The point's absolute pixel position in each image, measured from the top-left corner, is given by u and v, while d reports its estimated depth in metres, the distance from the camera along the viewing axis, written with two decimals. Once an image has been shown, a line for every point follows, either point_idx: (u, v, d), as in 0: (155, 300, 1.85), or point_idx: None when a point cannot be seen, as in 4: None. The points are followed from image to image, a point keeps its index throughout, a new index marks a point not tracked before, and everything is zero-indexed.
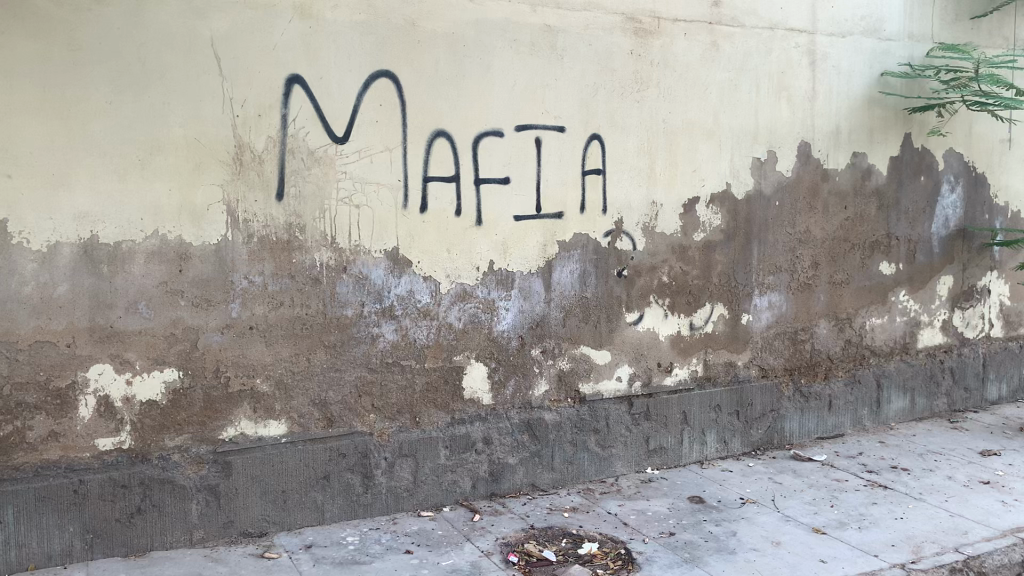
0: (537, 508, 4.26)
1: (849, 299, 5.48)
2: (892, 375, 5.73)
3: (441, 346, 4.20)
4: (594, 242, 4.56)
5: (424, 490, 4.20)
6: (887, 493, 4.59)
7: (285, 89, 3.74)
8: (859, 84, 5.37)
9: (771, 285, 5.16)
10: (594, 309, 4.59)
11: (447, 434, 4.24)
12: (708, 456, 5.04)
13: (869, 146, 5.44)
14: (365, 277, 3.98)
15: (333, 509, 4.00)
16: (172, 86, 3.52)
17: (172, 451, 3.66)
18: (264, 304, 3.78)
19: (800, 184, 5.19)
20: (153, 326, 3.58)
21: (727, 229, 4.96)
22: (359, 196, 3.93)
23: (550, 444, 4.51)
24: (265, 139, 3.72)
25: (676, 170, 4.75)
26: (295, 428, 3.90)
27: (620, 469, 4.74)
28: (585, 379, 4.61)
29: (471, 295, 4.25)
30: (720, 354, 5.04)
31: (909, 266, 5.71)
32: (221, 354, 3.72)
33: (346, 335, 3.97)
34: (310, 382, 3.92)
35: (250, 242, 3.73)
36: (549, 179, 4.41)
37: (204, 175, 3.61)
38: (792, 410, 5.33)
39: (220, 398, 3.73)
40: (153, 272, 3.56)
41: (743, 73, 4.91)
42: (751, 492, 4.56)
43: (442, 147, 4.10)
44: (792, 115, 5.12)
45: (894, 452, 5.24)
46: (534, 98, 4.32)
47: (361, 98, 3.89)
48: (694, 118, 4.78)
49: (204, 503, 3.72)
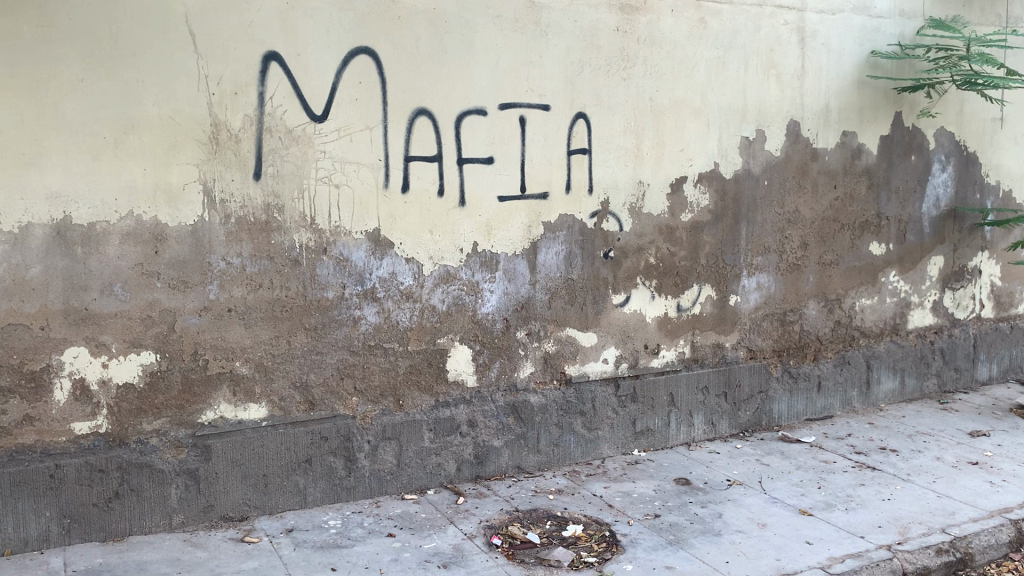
0: (522, 491, 4.22)
1: (838, 280, 5.44)
2: (881, 356, 5.70)
3: (424, 329, 4.15)
4: (580, 222, 4.50)
5: (408, 473, 4.16)
6: (875, 474, 4.56)
7: (263, 66, 3.67)
8: (849, 62, 5.30)
9: (760, 266, 5.12)
10: (579, 290, 4.54)
11: (431, 417, 4.20)
12: (695, 438, 5.01)
13: (859, 126, 5.38)
14: (346, 259, 3.93)
15: (315, 492, 3.96)
16: (145, 63, 3.45)
17: (149, 435, 3.62)
18: (243, 285, 3.73)
19: (789, 163, 5.13)
20: (129, 308, 3.52)
21: (716, 209, 4.91)
22: (339, 176, 3.86)
23: (536, 427, 4.47)
24: (242, 117, 3.65)
25: (663, 149, 4.69)
26: (276, 412, 3.86)
27: (607, 451, 4.71)
28: (571, 361, 4.57)
29: (455, 277, 4.20)
30: (708, 336, 5.00)
31: (900, 246, 5.67)
32: (199, 337, 3.66)
33: (327, 317, 3.92)
34: (290, 364, 3.87)
35: (227, 222, 3.67)
36: (534, 158, 4.34)
37: (180, 154, 3.55)
38: (781, 392, 5.30)
39: (198, 381, 3.68)
40: (129, 254, 3.50)
41: (731, 51, 4.84)
42: (738, 474, 4.53)
43: (424, 127, 4.03)
44: (781, 93, 5.06)
45: (883, 433, 5.21)
46: (518, 76, 4.25)
47: (340, 75, 3.83)
48: (681, 97, 4.71)
49: (184, 487, 3.68)
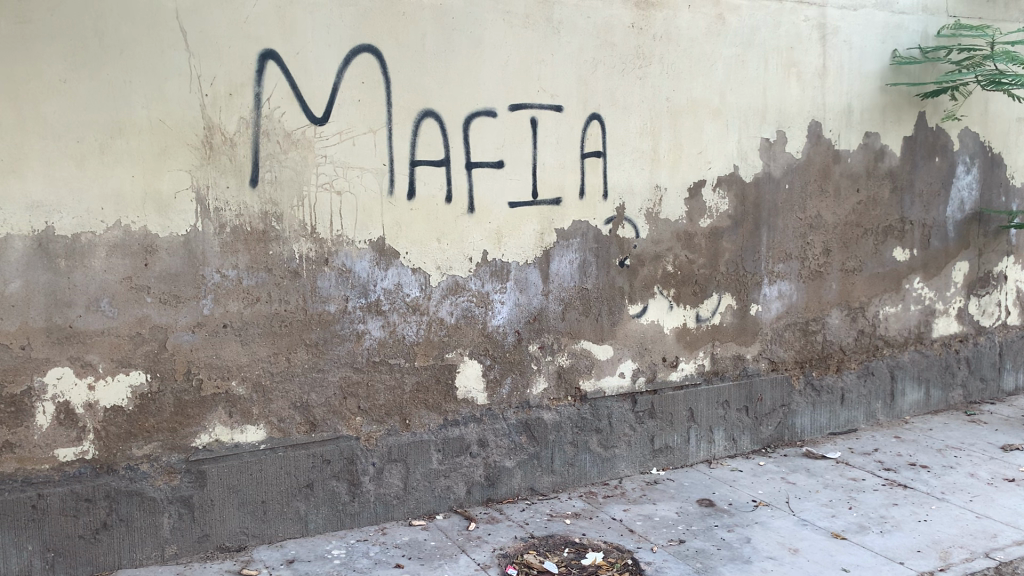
0: (537, 515, 3.98)
1: (861, 287, 5.21)
2: (906, 366, 5.47)
3: (432, 344, 3.91)
4: (594, 229, 4.27)
5: (415, 498, 3.92)
6: (908, 492, 4.33)
7: (259, 65, 3.43)
8: (872, 60, 5.08)
9: (781, 273, 4.89)
10: (594, 301, 4.31)
11: (440, 437, 3.96)
12: (716, 455, 4.77)
13: (882, 127, 5.16)
14: (348, 270, 3.69)
15: (317, 519, 3.72)
16: (133, 62, 3.21)
17: (139, 460, 3.37)
18: (239, 299, 3.49)
19: (810, 166, 4.90)
20: (117, 325, 3.29)
21: (736, 214, 4.68)
22: (341, 181, 3.63)
23: (550, 446, 4.24)
24: (237, 120, 3.42)
25: (680, 152, 4.46)
26: (275, 434, 3.62)
27: (624, 470, 4.48)
28: (586, 376, 4.33)
29: (464, 288, 3.96)
30: (728, 347, 4.76)
31: (924, 252, 5.44)
32: (192, 355, 3.42)
33: (329, 332, 3.68)
34: (290, 383, 3.63)
35: (222, 232, 3.43)
36: (546, 161, 4.11)
37: (171, 160, 3.31)
38: (803, 405, 5.06)
39: (192, 402, 3.44)
40: (116, 267, 3.26)
41: (751, 48, 4.61)
42: (764, 493, 4.29)
43: (430, 128, 3.80)
44: (801, 93, 4.83)
45: (911, 447, 4.98)
46: (529, 75, 4.02)
47: (341, 75, 3.59)
48: (699, 97, 4.49)
49: (177, 516, 3.44)
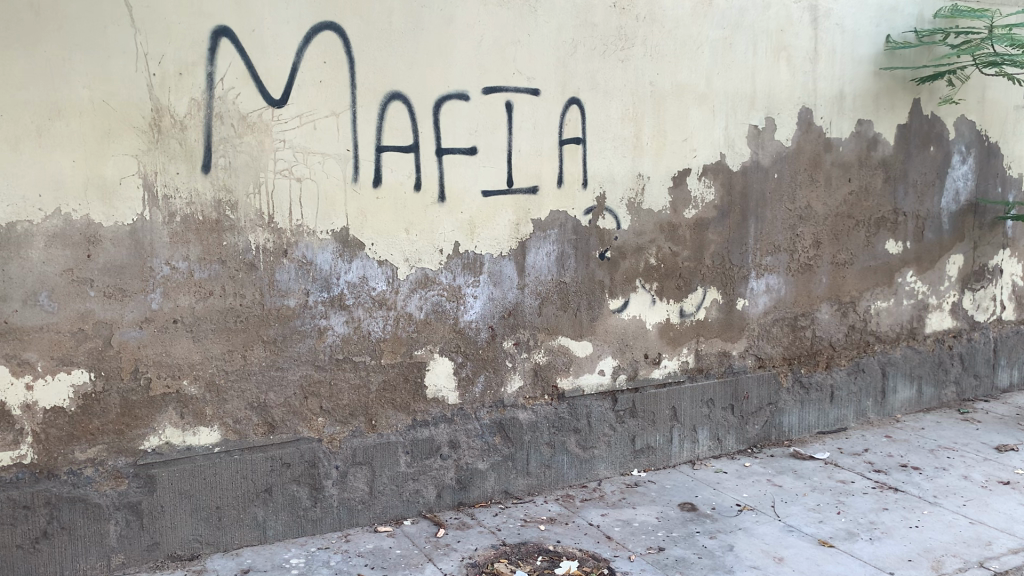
0: (510, 521, 3.79)
1: (852, 281, 5.02)
2: (898, 363, 5.29)
3: (400, 340, 3.71)
4: (573, 220, 4.06)
5: (382, 502, 3.73)
6: (899, 496, 4.14)
7: (212, 43, 3.21)
8: (865, 44, 4.87)
9: (769, 266, 4.69)
10: (573, 296, 4.11)
11: (408, 438, 3.76)
12: (700, 455, 4.58)
13: (875, 114, 4.96)
14: (309, 262, 3.47)
15: (276, 525, 3.52)
16: (73, 39, 2.99)
17: (83, 465, 3.16)
18: (191, 293, 3.27)
19: (800, 154, 4.70)
20: (57, 321, 3.07)
21: (722, 204, 4.48)
22: (301, 167, 3.41)
23: (525, 447, 4.04)
24: (188, 102, 3.19)
25: (664, 139, 4.26)
26: (230, 436, 3.41)
27: (604, 472, 4.29)
28: (564, 374, 4.13)
29: (434, 281, 3.75)
30: (713, 343, 4.57)
31: (917, 244, 5.24)
32: (140, 353, 3.21)
33: (288, 328, 3.47)
34: (247, 382, 3.42)
35: (172, 221, 3.21)
36: (522, 147, 3.90)
37: (116, 143, 3.09)
38: (791, 404, 4.88)
39: (140, 403, 3.23)
40: (56, 258, 3.04)
41: (740, 31, 4.40)
42: (749, 497, 4.10)
43: (398, 112, 3.58)
44: (792, 78, 4.62)
45: (902, 448, 4.79)
46: (504, 56, 3.80)
47: (302, 54, 3.37)
48: (684, 81, 4.28)
49: (124, 523, 3.23)
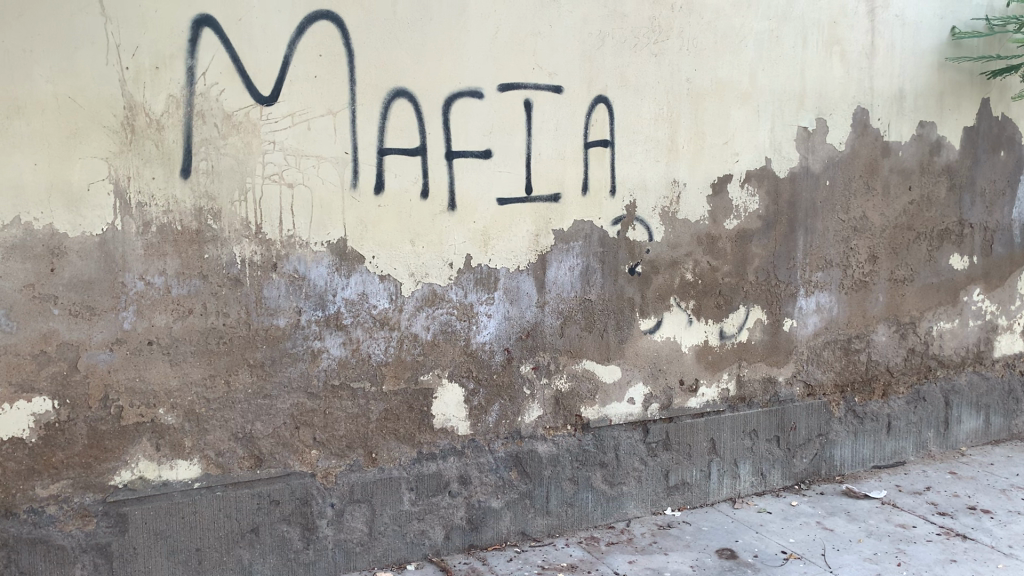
0: (526, 567, 3.39)
1: (912, 300, 4.54)
2: (962, 390, 4.79)
3: (404, 364, 3.34)
4: (600, 231, 3.66)
5: (383, 544, 3.35)
6: (968, 546, 3.66)
7: (192, 33, 2.87)
8: (928, 37, 4.40)
9: (820, 283, 4.24)
10: (599, 315, 3.70)
11: (412, 473, 3.38)
12: (741, 492, 4.14)
13: (939, 115, 4.48)
14: (302, 278, 3.13)
15: (264, 570, 3.16)
16: (33, 28, 2.67)
17: (44, 502, 2.83)
18: (167, 312, 2.94)
19: (855, 159, 4.25)
20: (17, 341, 2.75)
21: (768, 215, 4.04)
22: (292, 172, 3.07)
23: (545, 483, 3.64)
24: (165, 99, 2.87)
25: (702, 141, 3.84)
26: (211, 470, 3.06)
27: (633, 510, 3.87)
28: (589, 402, 3.73)
29: (443, 299, 3.38)
30: (757, 368, 4.13)
31: (986, 260, 4.74)
32: (110, 378, 2.88)
33: (278, 351, 3.12)
34: (230, 411, 3.07)
35: (146, 232, 2.88)
36: (543, 150, 3.51)
37: (83, 144, 2.77)
38: (843, 435, 4.41)
39: (109, 433, 2.89)
40: (15, 273, 2.72)
41: (787, 23, 3.97)
42: (796, 543, 3.65)
43: (403, 110, 3.22)
44: (845, 75, 4.18)
45: (969, 487, 4.29)
46: (523, 48, 3.42)
47: (294, 46, 3.03)
48: (726, 78, 3.86)
49: (92, 567, 2.90)
